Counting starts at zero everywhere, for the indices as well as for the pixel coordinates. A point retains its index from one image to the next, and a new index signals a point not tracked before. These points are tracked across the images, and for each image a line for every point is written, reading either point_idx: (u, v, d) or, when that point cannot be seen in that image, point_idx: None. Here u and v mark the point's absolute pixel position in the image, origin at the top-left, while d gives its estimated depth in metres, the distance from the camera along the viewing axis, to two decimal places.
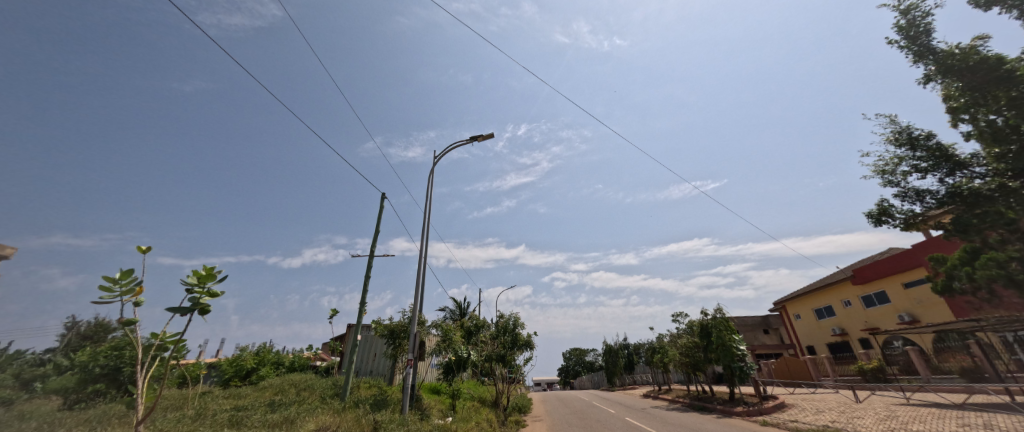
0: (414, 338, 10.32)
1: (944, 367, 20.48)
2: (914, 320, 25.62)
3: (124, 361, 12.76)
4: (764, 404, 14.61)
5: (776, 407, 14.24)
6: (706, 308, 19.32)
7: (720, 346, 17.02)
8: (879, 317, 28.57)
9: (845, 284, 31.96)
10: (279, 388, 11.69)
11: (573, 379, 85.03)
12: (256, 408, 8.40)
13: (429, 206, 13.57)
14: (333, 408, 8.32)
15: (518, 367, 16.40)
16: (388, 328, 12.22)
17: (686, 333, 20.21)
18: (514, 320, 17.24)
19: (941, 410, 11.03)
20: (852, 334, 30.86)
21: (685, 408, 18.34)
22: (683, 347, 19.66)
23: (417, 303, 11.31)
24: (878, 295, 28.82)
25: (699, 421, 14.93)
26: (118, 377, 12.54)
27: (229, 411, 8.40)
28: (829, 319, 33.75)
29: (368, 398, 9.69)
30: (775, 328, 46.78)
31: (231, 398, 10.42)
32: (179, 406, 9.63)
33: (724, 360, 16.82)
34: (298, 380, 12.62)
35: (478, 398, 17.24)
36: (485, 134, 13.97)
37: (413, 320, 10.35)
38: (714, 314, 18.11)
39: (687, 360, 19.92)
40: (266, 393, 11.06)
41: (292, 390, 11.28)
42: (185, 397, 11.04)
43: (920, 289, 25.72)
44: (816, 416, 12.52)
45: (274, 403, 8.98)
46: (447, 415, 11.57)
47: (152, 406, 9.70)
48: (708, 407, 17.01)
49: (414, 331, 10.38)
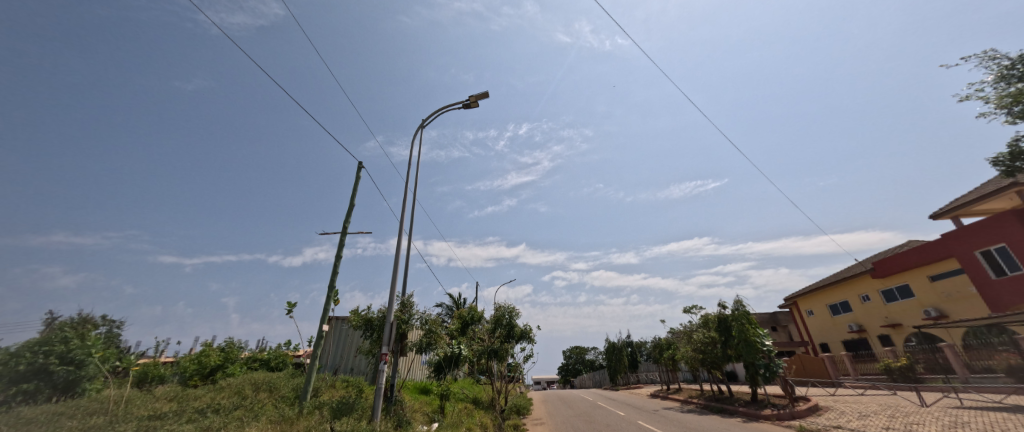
0: (391, 329, 8.44)
1: (983, 365, 18.75)
2: (942, 315, 23.96)
3: (48, 360, 10.61)
4: (796, 406, 12.93)
5: (811, 411, 12.54)
6: (724, 301, 17.57)
7: (742, 342, 15.31)
8: (901, 313, 26.89)
9: (864, 278, 30.19)
10: (237, 389, 9.93)
11: (573, 377, 83.69)
12: (183, 414, 6.61)
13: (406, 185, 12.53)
14: (281, 415, 6.60)
15: (519, 364, 14.66)
16: (363, 317, 10.26)
17: (701, 327, 18.49)
18: (511, 313, 15.52)
19: (1019, 416, 9.37)
20: (870, 331, 29.19)
21: (700, 410, 16.66)
22: (698, 342, 17.96)
23: (394, 288, 9.53)
24: (900, 289, 27.15)
25: (722, 425, 13.21)
26: (49, 378, 10.65)
27: (150, 416, 6.64)
28: (844, 315, 32.08)
29: (332, 402, 7.97)
30: (784, 326, 45.11)
31: (167, 402, 8.53)
32: (93, 413, 7.68)
33: (747, 358, 15.09)
34: (261, 380, 10.91)
35: (471, 399, 15.55)
36: (479, 102, 13.28)
37: (390, 309, 8.60)
38: (734, 307, 16.39)
39: (702, 357, 18.21)
40: (218, 395, 9.24)
41: (252, 391, 9.44)
42: (113, 398, 9.14)
43: (948, 282, 24.02)
44: (862, 422, 10.87)
45: (213, 407, 7.24)
46: (433, 421, 9.89)
47: (61, 411, 7.78)
48: (729, 409, 15.31)
49: (391, 319, 8.49)
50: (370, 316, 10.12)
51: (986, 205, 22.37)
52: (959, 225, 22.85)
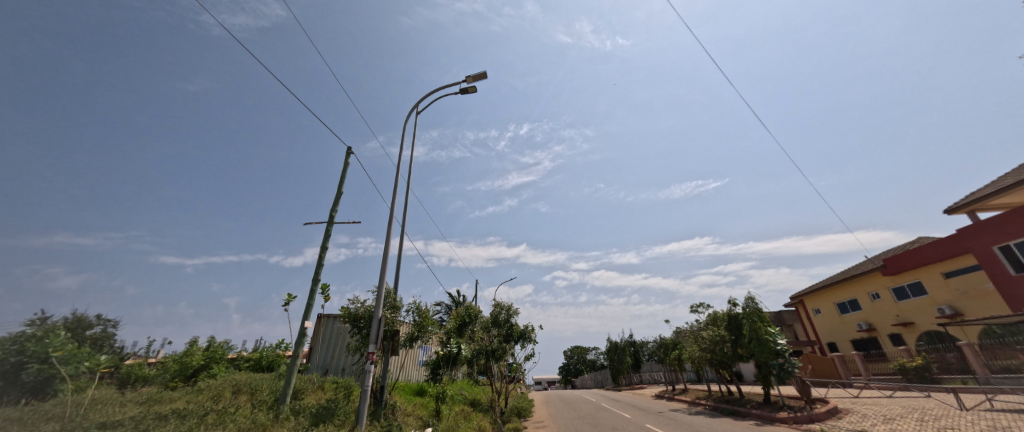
0: (379, 326, 7.66)
1: (1004, 365, 17.94)
2: (957, 313, 23.23)
3: (26, 357, 10.06)
4: (814, 409, 12.19)
5: (831, 414, 11.81)
6: (734, 298, 16.82)
7: (755, 341, 14.55)
8: (913, 311, 26.13)
9: (874, 275, 29.40)
10: (216, 391, 9.22)
11: (574, 378, 83.10)
12: (140, 421, 5.89)
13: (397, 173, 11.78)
14: (249, 423, 5.84)
15: (519, 364, 14.00)
16: (350, 314, 9.51)
17: (710, 325, 17.76)
18: (511, 311, 14.83)
19: None
20: (880, 330, 28.45)
21: (709, 412, 15.94)
22: (705, 341, 17.24)
23: (382, 281, 8.79)
24: (912, 286, 26.38)
25: (735, 428, 12.46)
26: (18, 377, 9.89)
27: (102, 425, 5.88)
28: (853, 313, 31.34)
29: (312, 406, 7.23)
30: (789, 325, 44.37)
31: (135, 407, 7.76)
32: (50, 420, 6.90)
33: (759, 357, 14.34)
34: (243, 381, 10.19)
35: (470, 401, 14.85)
36: (476, 87, 12.66)
37: (378, 304, 7.85)
38: (745, 304, 15.63)
39: (711, 357, 17.47)
40: (194, 398, 8.47)
41: (230, 394, 8.69)
42: (78, 401, 8.37)
43: (963, 279, 23.27)
44: (888, 425, 10.17)
45: (177, 413, 6.49)
46: (426, 425, 9.16)
47: (13, 417, 6.98)
48: (741, 411, 14.59)
49: (379, 315, 7.71)
50: (357, 311, 9.37)
51: (1003, 199, 21.56)
52: (976, 220, 22.07)
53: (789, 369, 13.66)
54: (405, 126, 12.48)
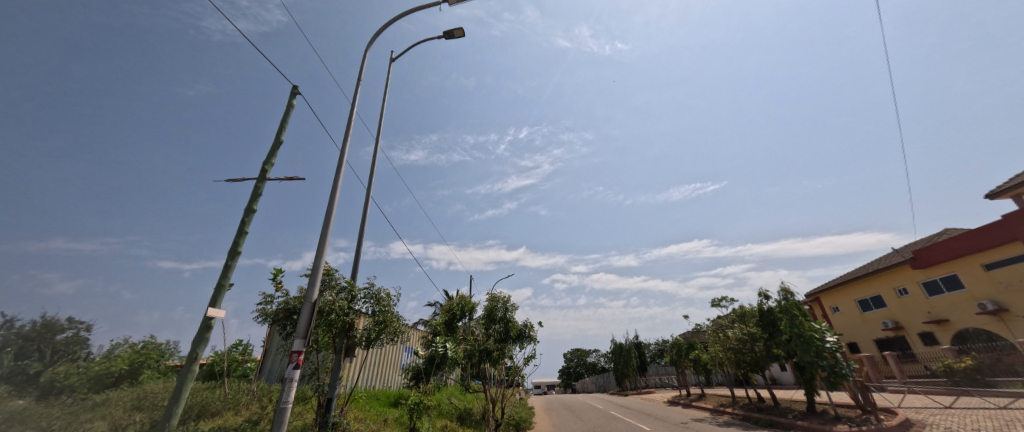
0: (312, 315, 5.29)
1: None
2: (1000, 309, 21.03)
3: None
4: (881, 422, 9.90)
5: (905, 428, 9.50)
6: (767, 289, 14.54)
7: (797, 339, 12.22)
8: (949, 307, 23.92)
9: (901, 269, 27.20)
10: (103, 407, 6.90)
11: (574, 381, 80.75)
12: None
13: (354, 110, 8.56)
14: None
15: (518, 368, 11.75)
16: (288, 304, 7.15)
17: (737, 322, 15.40)
18: (513, 305, 12.52)
19: None
20: (908, 328, 26.32)
21: (738, 423, 13.66)
22: (734, 339, 14.86)
23: (322, 256, 6.43)
24: (946, 280, 24.21)
25: None
26: None
27: None
28: (875, 310, 29.24)
29: None
30: None
31: None
32: None
33: (804, 358, 11.99)
34: (155, 392, 7.90)
35: (459, 412, 12.54)
36: (463, 30, 10.46)
37: (313, 285, 5.50)
38: (784, 297, 13.31)
39: (739, 358, 15.08)
40: (70, 418, 6.22)
41: (125, 411, 6.43)
42: None
43: (1008, 271, 21.06)
44: None
45: None
46: None
47: None
48: (781, 422, 12.27)
49: (313, 298, 5.36)
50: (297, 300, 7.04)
51: None
52: (1023, 205, 20.01)
53: (842, 372, 11.34)
54: (367, 59, 9.47)
